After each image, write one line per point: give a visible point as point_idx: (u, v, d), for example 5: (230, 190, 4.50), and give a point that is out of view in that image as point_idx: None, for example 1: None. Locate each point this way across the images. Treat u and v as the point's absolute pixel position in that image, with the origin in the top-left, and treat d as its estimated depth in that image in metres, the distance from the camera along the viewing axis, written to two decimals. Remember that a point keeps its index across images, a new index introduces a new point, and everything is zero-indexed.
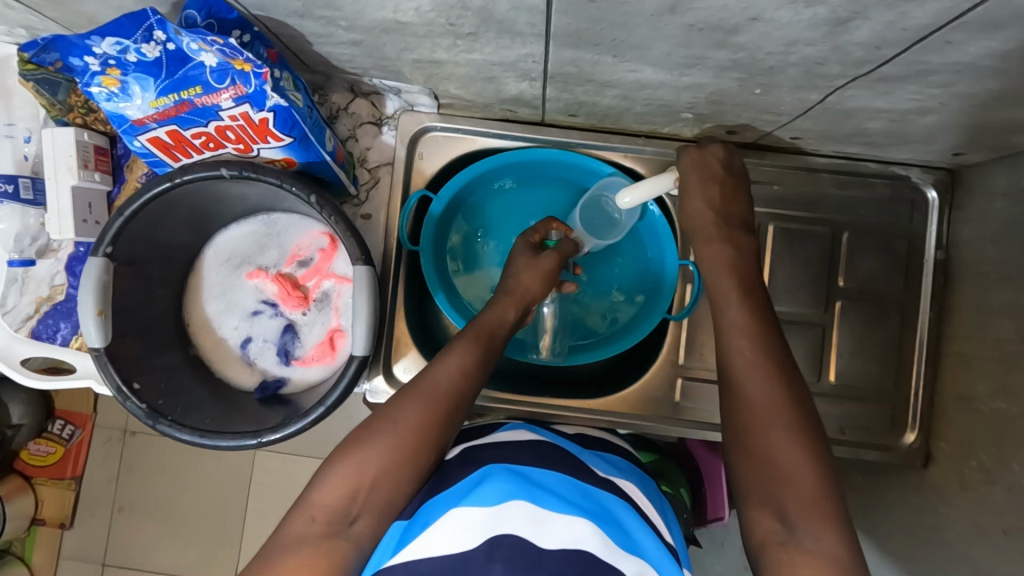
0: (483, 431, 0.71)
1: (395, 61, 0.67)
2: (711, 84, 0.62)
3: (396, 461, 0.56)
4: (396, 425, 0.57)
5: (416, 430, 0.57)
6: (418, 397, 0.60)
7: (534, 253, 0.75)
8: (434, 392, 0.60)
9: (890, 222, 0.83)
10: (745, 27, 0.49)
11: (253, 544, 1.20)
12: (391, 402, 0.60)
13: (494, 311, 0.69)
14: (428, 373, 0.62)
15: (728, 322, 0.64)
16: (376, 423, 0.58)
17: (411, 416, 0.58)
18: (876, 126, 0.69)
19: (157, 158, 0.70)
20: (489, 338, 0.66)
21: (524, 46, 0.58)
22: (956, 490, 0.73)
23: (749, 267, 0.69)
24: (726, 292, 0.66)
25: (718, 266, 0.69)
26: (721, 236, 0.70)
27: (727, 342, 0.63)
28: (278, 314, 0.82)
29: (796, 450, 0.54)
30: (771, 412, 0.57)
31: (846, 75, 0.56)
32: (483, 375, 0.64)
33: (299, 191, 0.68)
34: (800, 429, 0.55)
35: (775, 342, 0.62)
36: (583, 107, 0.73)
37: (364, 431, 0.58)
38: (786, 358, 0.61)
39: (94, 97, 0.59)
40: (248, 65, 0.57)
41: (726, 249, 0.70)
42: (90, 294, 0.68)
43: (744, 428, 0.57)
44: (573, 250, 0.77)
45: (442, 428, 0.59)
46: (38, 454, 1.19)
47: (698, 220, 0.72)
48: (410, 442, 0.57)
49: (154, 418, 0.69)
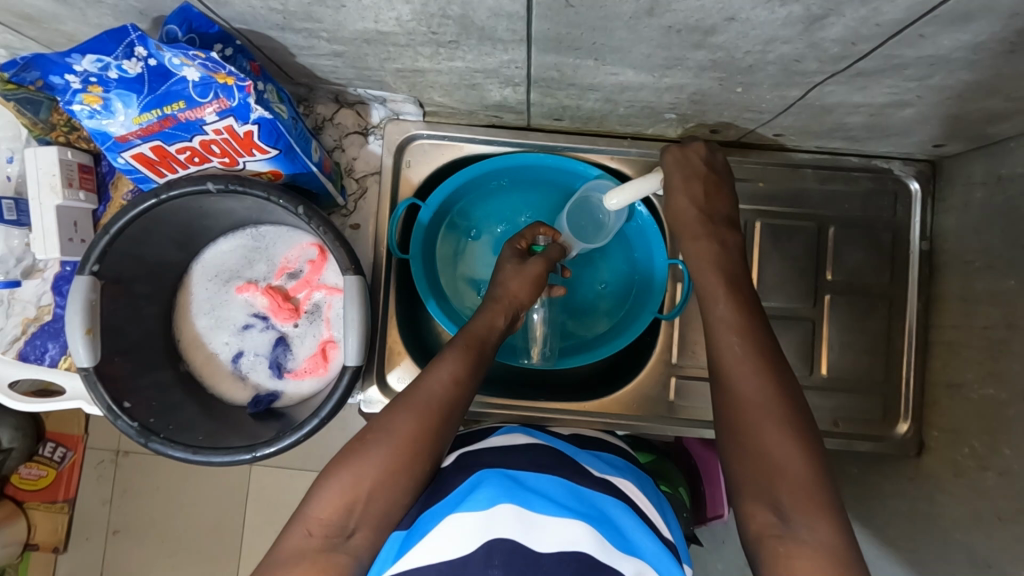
0: (478, 436, 0.71)
1: (377, 71, 0.67)
2: (692, 84, 0.62)
3: (393, 472, 0.55)
4: (391, 436, 0.57)
5: (412, 439, 0.57)
6: (412, 407, 0.59)
7: (522, 258, 0.74)
8: (428, 400, 0.60)
9: (874, 214, 0.84)
10: (723, 27, 0.49)
11: (252, 560, 1.19)
12: (384, 412, 0.60)
13: (484, 316, 0.69)
14: (421, 382, 0.61)
15: (717, 320, 0.64)
16: (370, 435, 0.58)
17: (406, 425, 0.58)
18: (856, 120, 0.70)
19: (142, 174, 0.70)
20: (482, 343, 0.66)
21: (506, 52, 0.58)
22: (950, 477, 0.74)
23: (737, 262, 0.69)
24: (714, 290, 0.67)
25: (705, 264, 0.69)
26: (707, 234, 0.71)
27: (716, 339, 0.63)
28: (269, 327, 0.82)
29: (789, 445, 0.54)
30: (763, 407, 0.57)
31: (824, 72, 0.56)
32: (476, 381, 0.64)
33: (287, 203, 0.68)
34: (792, 422, 0.56)
35: (764, 337, 0.62)
36: (567, 111, 0.74)
37: (359, 443, 0.57)
38: (776, 353, 0.61)
39: (76, 115, 0.59)
40: (231, 78, 0.57)
41: (714, 246, 0.70)
42: (77, 314, 0.67)
43: (737, 425, 0.57)
44: (560, 254, 0.76)
45: (438, 436, 0.59)
46: (28, 478, 1.18)
47: (683, 219, 0.72)
48: (405, 452, 0.56)
49: (146, 436, 0.69)
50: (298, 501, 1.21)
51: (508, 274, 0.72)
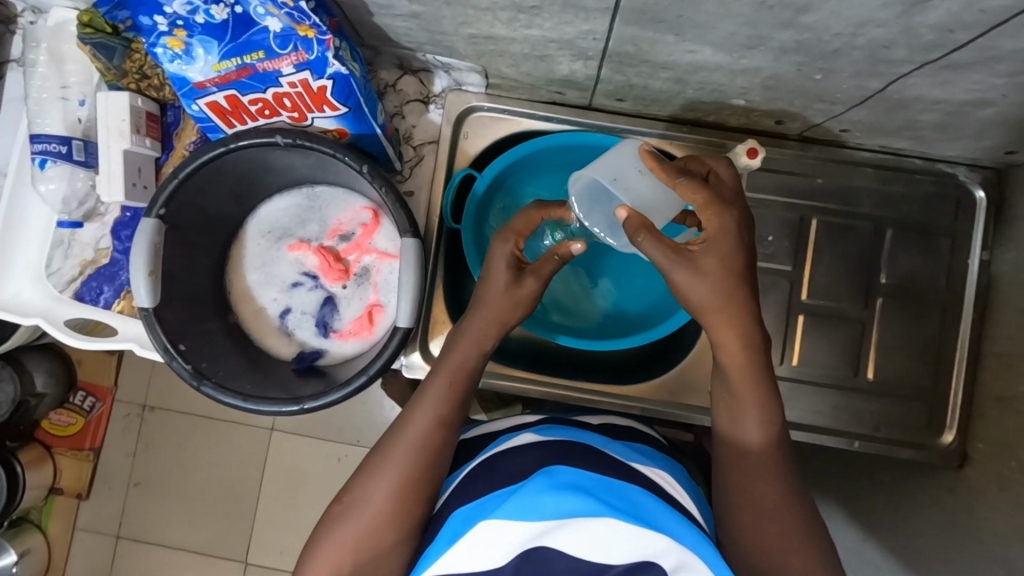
0: (502, 434, 0.69)
1: (451, 36, 0.68)
2: (770, 67, 0.62)
3: (373, 539, 0.56)
4: (368, 502, 0.57)
5: (389, 501, 0.57)
6: (389, 468, 0.59)
7: (515, 273, 0.67)
8: (407, 454, 0.59)
9: (934, 219, 0.82)
10: (819, 4, 0.49)
11: (270, 521, 1.21)
12: (362, 474, 0.59)
13: (463, 343, 0.65)
14: (398, 436, 0.60)
15: (744, 404, 0.58)
16: (345, 501, 0.58)
17: (384, 487, 0.58)
18: (930, 118, 0.68)
19: (212, 124, 0.71)
20: (463, 380, 0.64)
21: (586, 22, 0.58)
22: (994, 490, 0.71)
23: (730, 293, 0.56)
24: (739, 378, 0.58)
25: (720, 317, 0.56)
26: (748, 307, 0.57)
27: (737, 426, 0.59)
28: (318, 287, 0.83)
29: (785, 541, 0.55)
30: (761, 475, 0.57)
31: (913, 61, 0.56)
32: (458, 418, 0.63)
33: (351, 161, 0.69)
34: (788, 509, 0.56)
35: (768, 398, 0.58)
36: (633, 90, 0.73)
37: (336, 511, 0.58)
38: (772, 411, 0.58)
39: (159, 58, 0.60)
40: (312, 31, 0.58)
41: (745, 293, 0.57)
42: (141, 255, 0.69)
43: (737, 485, 0.58)
44: (552, 269, 0.67)
45: (421, 489, 0.58)
46: (59, 424, 1.21)
47: (702, 283, 0.56)
48: (384, 516, 0.56)
49: (199, 379, 0.71)
50: (319, 468, 1.22)
51: (494, 280, 0.67)
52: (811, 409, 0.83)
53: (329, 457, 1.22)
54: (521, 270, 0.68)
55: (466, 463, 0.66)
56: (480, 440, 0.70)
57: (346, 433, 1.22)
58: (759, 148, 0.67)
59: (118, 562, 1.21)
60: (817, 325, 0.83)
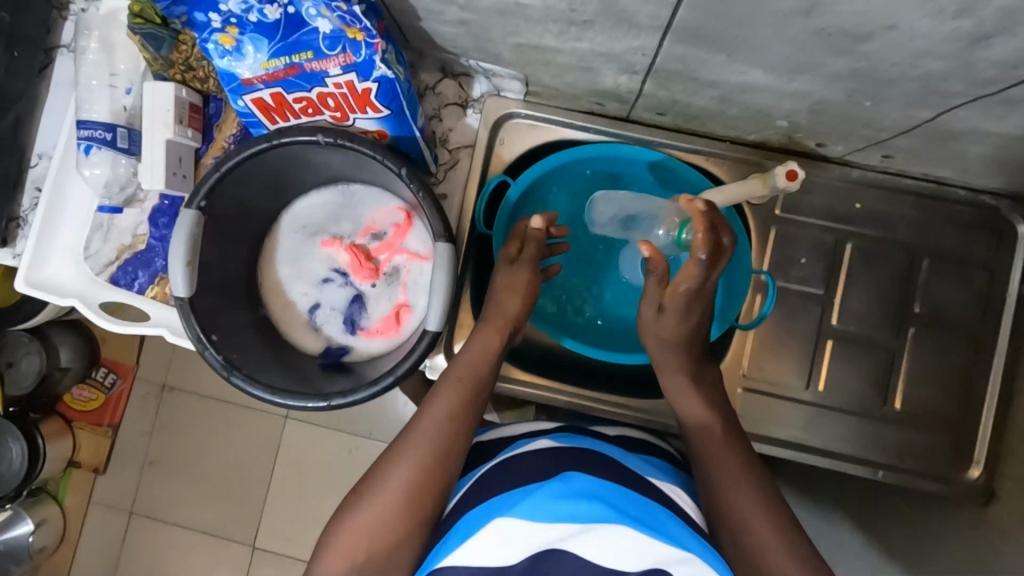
0: (511, 439, 0.69)
1: (497, 44, 0.68)
2: (819, 92, 0.61)
3: (387, 525, 0.56)
4: (389, 488, 0.58)
5: (406, 487, 0.58)
6: (409, 454, 0.60)
7: (510, 264, 0.74)
8: (430, 446, 0.60)
9: (974, 251, 0.81)
10: (879, 35, 0.49)
11: (280, 509, 1.22)
12: (384, 459, 0.61)
13: (477, 343, 0.69)
14: (417, 423, 0.62)
15: (681, 392, 0.70)
16: (366, 488, 0.59)
17: (403, 474, 0.59)
18: (979, 150, 0.67)
19: (256, 119, 0.72)
20: (475, 373, 0.67)
21: (637, 38, 0.58)
22: (1020, 531, 0.70)
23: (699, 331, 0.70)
24: (685, 395, 0.69)
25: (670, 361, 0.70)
26: (693, 350, 0.71)
27: (682, 407, 0.69)
28: (347, 284, 0.84)
29: (777, 543, 0.56)
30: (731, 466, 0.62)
31: (968, 95, 0.55)
32: (473, 411, 0.65)
33: (390, 163, 0.69)
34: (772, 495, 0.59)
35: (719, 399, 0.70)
36: (675, 106, 0.73)
37: (356, 496, 0.59)
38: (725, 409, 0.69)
39: (210, 54, 0.61)
40: (361, 34, 0.59)
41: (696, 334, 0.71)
42: (180, 246, 0.70)
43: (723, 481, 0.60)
44: (534, 249, 0.74)
45: (439, 478, 0.59)
46: (80, 399, 1.23)
47: (672, 319, 0.70)
48: (400, 502, 0.57)
49: (229, 370, 0.72)
50: (331, 460, 1.23)
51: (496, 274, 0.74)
52: (834, 436, 0.82)
53: (341, 449, 1.23)
54: (513, 261, 0.73)
55: (481, 464, 0.66)
56: (496, 442, 0.70)
57: (360, 427, 1.23)
58: (799, 171, 0.65)
59: (130, 537, 1.23)
60: (847, 351, 0.82)
